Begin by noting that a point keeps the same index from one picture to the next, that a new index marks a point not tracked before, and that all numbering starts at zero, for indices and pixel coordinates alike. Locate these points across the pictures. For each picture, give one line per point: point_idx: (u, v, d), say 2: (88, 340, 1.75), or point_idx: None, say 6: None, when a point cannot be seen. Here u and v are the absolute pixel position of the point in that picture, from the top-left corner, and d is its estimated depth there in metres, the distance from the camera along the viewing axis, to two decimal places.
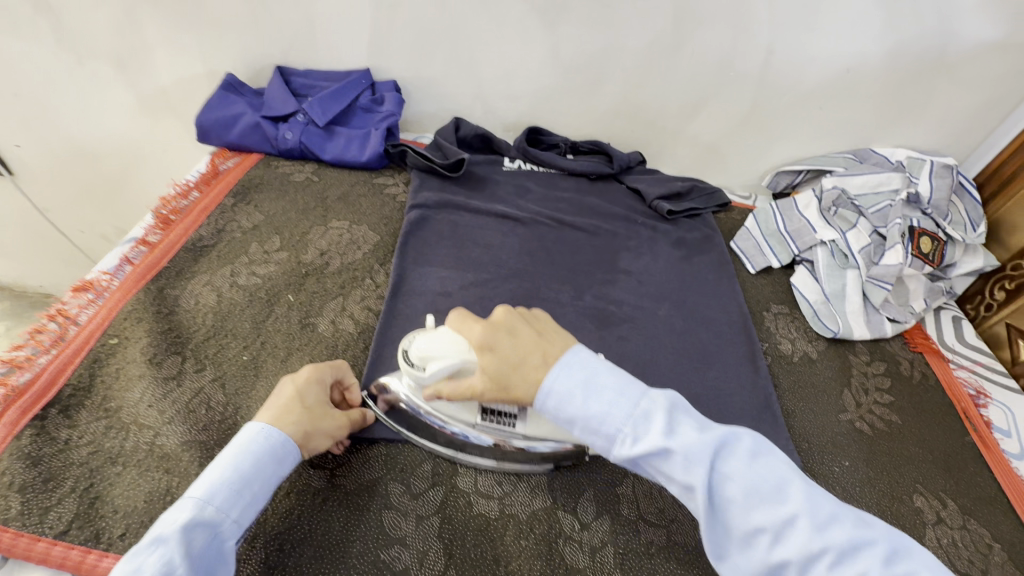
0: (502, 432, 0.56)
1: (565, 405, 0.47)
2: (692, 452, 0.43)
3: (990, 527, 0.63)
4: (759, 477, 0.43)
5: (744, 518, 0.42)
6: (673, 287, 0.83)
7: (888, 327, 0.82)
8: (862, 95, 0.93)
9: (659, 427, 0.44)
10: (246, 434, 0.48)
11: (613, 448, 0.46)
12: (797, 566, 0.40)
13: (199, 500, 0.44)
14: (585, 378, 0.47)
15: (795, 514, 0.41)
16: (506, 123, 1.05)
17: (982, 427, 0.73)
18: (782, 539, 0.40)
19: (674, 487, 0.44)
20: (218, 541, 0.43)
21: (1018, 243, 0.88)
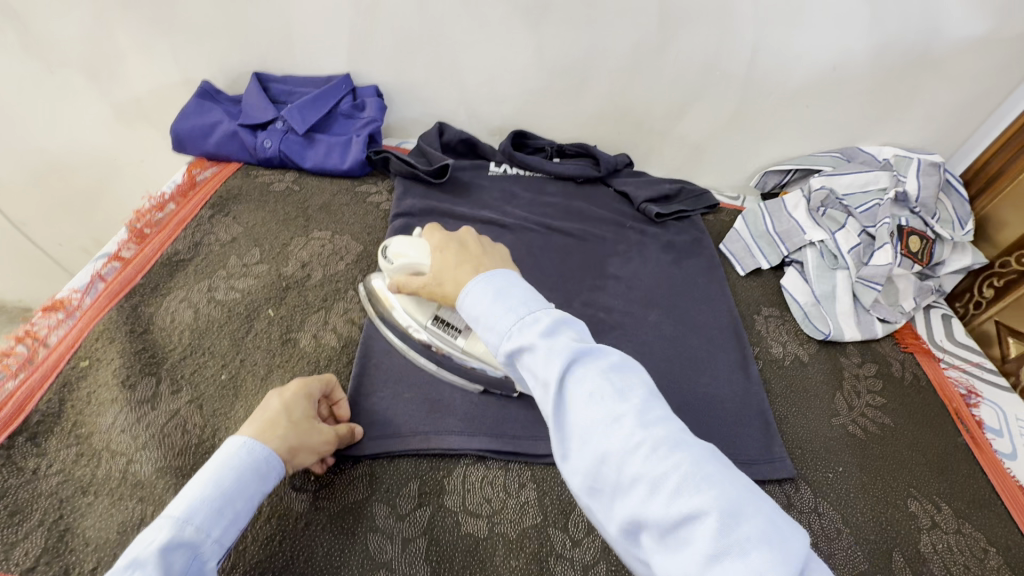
0: (445, 338, 0.61)
1: (476, 304, 0.47)
2: (554, 349, 0.41)
3: (985, 530, 0.62)
4: (612, 384, 0.39)
5: (585, 415, 0.39)
6: (662, 291, 0.82)
7: (879, 328, 0.81)
8: (848, 94, 0.92)
9: (537, 328, 0.43)
10: (225, 449, 0.46)
11: (494, 338, 0.45)
12: (617, 461, 0.36)
13: (176, 518, 0.41)
14: (501, 284, 0.47)
15: (628, 416, 0.37)
16: (491, 127, 1.03)
17: (974, 427, 0.73)
18: (610, 437, 0.37)
19: (532, 378, 0.42)
20: (198, 561, 0.40)
21: (1005, 240, 0.88)
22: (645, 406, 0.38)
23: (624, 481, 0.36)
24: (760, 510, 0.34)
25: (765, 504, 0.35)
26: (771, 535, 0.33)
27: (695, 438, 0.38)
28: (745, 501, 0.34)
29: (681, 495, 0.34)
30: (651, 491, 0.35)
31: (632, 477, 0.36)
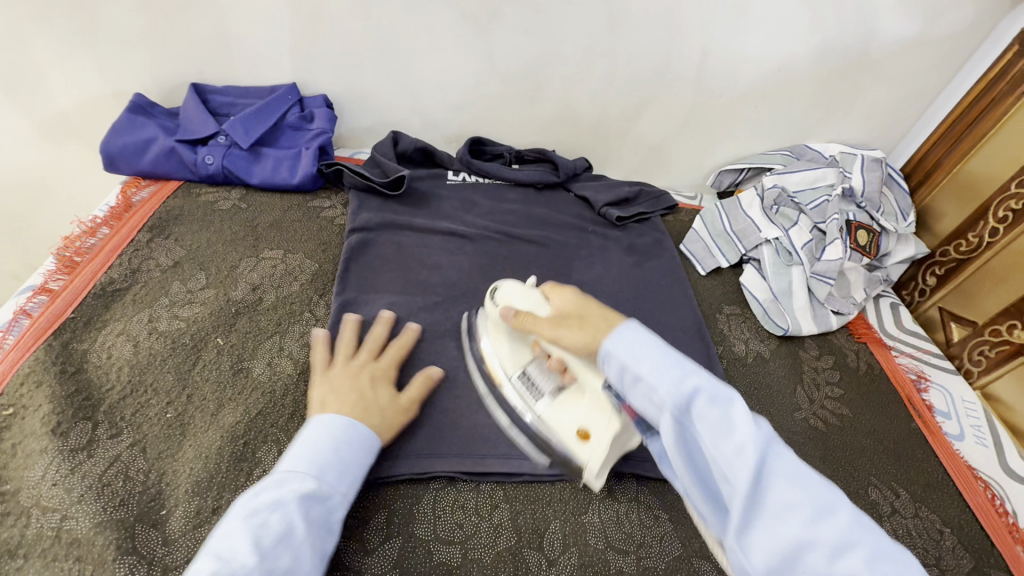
0: (527, 397, 0.59)
1: (646, 365, 0.45)
2: (753, 425, 0.40)
3: (940, 512, 0.65)
4: (809, 474, 0.39)
5: (784, 500, 0.37)
6: (626, 296, 0.83)
7: (833, 320, 0.84)
8: (794, 94, 0.95)
9: (726, 399, 0.42)
10: (337, 423, 0.51)
11: (669, 385, 0.43)
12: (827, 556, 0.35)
13: (310, 472, 0.47)
14: (672, 350, 0.46)
15: (836, 507, 0.37)
16: (447, 135, 1.01)
17: (926, 413, 0.76)
18: (816, 530, 0.36)
19: (712, 443, 0.40)
20: (328, 514, 0.46)
21: (944, 231, 0.93)
22: (851, 516, 0.37)
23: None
24: None
25: None
26: None
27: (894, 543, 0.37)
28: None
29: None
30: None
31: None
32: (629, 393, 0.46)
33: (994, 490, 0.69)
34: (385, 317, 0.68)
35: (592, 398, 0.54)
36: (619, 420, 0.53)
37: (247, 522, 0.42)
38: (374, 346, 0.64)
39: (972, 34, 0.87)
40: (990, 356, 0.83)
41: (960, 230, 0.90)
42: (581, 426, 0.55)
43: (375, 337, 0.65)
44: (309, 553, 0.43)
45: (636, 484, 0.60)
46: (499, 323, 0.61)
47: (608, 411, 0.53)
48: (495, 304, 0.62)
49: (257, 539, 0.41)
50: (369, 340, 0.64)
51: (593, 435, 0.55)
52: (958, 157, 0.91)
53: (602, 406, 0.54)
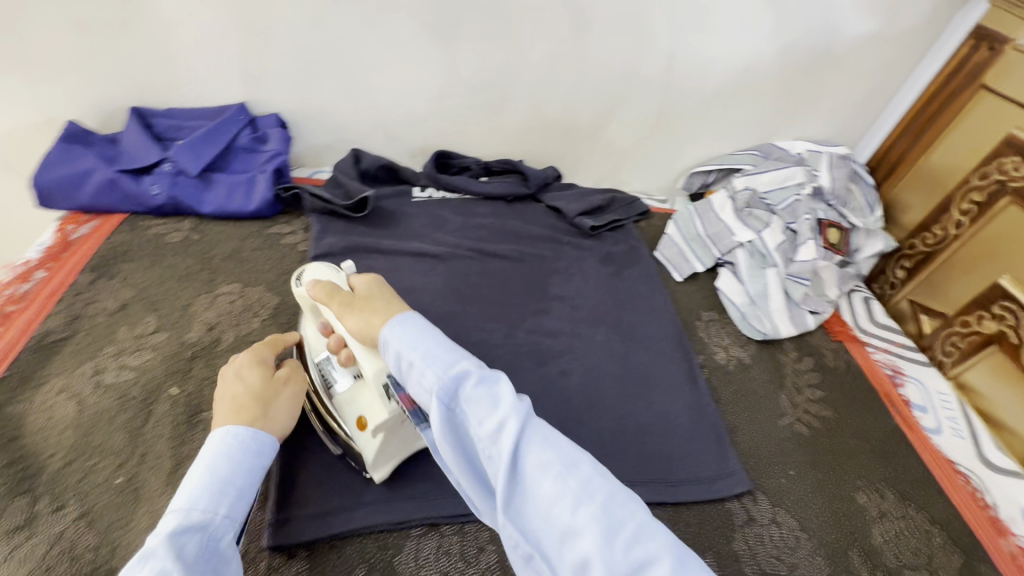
0: (323, 386, 0.57)
1: (406, 354, 0.46)
2: (497, 404, 0.42)
3: (930, 510, 0.65)
4: (549, 446, 0.41)
5: (537, 461, 0.40)
6: (606, 307, 0.81)
7: (810, 320, 0.84)
8: (759, 94, 0.95)
9: (471, 385, 0.43)
10: (206, 447, 0.45)
11: (435, 367, 0.44)
12: (570, 505, 0.38)
13: (179, 507, 0.41)
14: (423, 338, 0.47)
15: (568, 463, 0.40)
16: (411, 149, 0.97)
17: (904, 408, 0.77)
18: (565, 484, 0.39)
19: (480, 418, 0.42)
20: (211, 543, 0.40)
21: (909, 224, 0.94)
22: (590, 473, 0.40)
23: (576, 526, 0.37)
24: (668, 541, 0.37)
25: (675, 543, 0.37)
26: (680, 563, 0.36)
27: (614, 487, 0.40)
28: (675, 544, 0.37)
29: (638, 545, 0.37)
30: (609, 538, 0.37)
31: (582, 525, 0.37)
32: (408, 380, 0.46)
33: (973, 482, 0.70)
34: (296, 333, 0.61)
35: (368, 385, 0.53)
36: (388, 408, 0.52)
37: None
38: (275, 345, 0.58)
39: (927, 30, 0.88)
40: (960, 346, 0.84)
41: (926, 222, 0.91)
42: (360, 415, 0.54)
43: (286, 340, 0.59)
44: None
45: None
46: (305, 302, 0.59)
47: (377, 398, 0.52)
48: (303, 284, 0.59)
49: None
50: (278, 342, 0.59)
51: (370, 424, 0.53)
52: (919, 151, 0.93)
53: (376, 394, 0.52)
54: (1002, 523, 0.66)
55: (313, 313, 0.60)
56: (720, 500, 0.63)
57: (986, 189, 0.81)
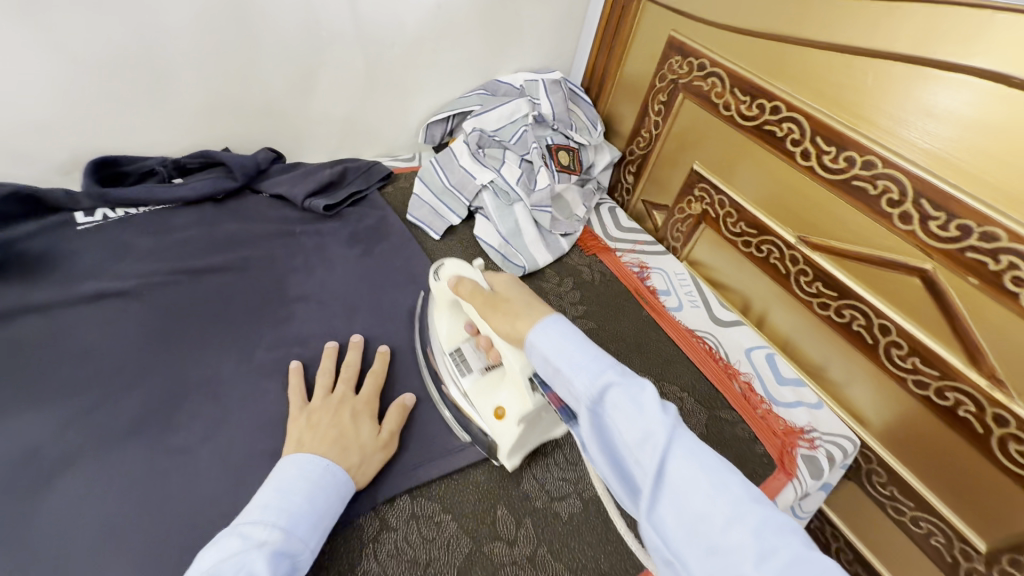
0: (455, 373, 0.64)
1: (551, 354, 0.47)
2: (646, 412, 0.41)
3: (680, 382, 0.74)
4: (699, 468, 0.38)
5: (684, 479, 0.38)
6: (359, 293, 0.75)
7: (564, 243, 0.88)
8: (463, 32, 0.92)
9: (615, 393, 0.43)
10: (312, 465, 0.50)
11: (580, 376, 0.45)
12: (723, 526, 0.36)
13: (281, 528, 0.45)
14: (578, 334, 0.48)
15: (723, 485, 0.37)
16: (59, 166, 0.74)
17: (650, 297, 0.85)
18: (716, 501, 0.37)
19: (625, 427, 0.41)
20: (295, 571, 0.44)
21: (626, 133, 1.03)
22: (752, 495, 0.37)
23: (723, 547, 0.35)
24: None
25: None
26: None
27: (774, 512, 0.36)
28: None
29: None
30: (760, 562, 0.34)
31: (737, 548, 0.35)
32: (555, 384, 0.48)
33: (708, 343, 0.82)
34: (331, 349, 0.65)
35: (512, 378, 0.57)
36: (534, 400, 0.55)
37: None
38: (346, 378, 0.62)
39: None
40: (683, 230, 0.95)
41: (636, 128, 1.00)
42: (500, 405, 0.59)
43: (352, 366, 0.63)
44: None
45: (411, 501, 0.56)
46: (444, 293, 0.66)
47: (524, 391, 0.55)
48: (443, 280, 0.66)
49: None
50: (344, 370, 0.62)
51: (506, 414, 0.58)
52: (616, 65, 1.01)
53: (518, 387, 0.56)
54: (732, 368, 0.78)
55: (450, 306, 0.67)
56: None
57: (667, 90, 0.91)
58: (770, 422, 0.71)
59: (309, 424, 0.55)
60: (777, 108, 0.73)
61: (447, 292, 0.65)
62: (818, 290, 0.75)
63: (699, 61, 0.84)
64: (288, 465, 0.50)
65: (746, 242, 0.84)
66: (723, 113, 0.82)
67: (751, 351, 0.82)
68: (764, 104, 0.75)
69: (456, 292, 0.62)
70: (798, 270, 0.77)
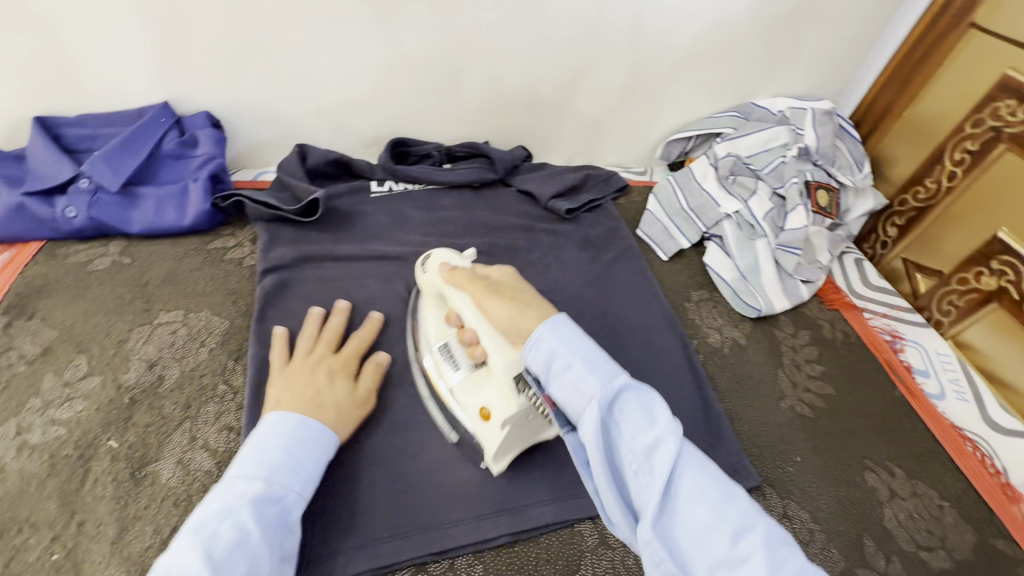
0: (441, 369, 0.60)
1: (562, 353, 0.45)
2: (660, 422, 0.41)
3: (937, 485, 0.63)
4: (706, 480, 0.39)
5: (695, 491, 0.39)
6: (589, 298, 0.76)
7: (804, 290, 0.80)
8: (733, 52, 0.88)
9: (630, 402, 0.42)
10: (285, 418, 0.51)
11: (596, 378, 0.43)
12: (729, 531, 0.37)
13: (263, 476, 0.46)
14: (586, 339, 0.46)
15: (728, 493, 0.39)
16: (363, 140, 0.88)
17: (906, 375, 0.73)
18: (723, 513, 0.38)
19: (636, 432, 0.40)
20: (284, 513, 0.46)
21: (899, 179, 0.89)
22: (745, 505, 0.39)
23: (735, 554, 0.36)
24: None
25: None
26: None
27: (759, 517, 0.39)
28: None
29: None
30: (770, 566, 0.36)
31: (745, 552, 0.36)
32: (555, 383, 0.44)
33: (981, 449, 0.68)
34: (315, 313, 0.65)
35: (496, 377, 0.54)
36: (519, 402, 0.52)
37: (194, 537, 0.41)
38: (330, 338, 0.62)
39: None
40: (959, 305, 0.79)
41: (917, 176, 0.86)
42: (484, 405, 0.55)
43: (335, 329, 0.64)
44: (266, 551, 0.42)
45: None
46: (430, 287, 0.62)
47: (507, 392, 0.53)
48: (432, 270, 0.62)
49: (208, 551, 0.40)
50: (326, 332, 0.63)
51: (494, 417, 0.54)
52: (906, 100, 0.88)
53: (503, 387, 0.53)
54: (1013, 491, 0.63)
55: (436, 299, 0.63)
56: None
57: (981, 137, 0.76)
58: None
59: (285, 384, 0.56)
60: None
61: (434, 285, 0.62)
62: None
63: None
64: (257, 429, 0.50)
65: None
66: None
67: None
68: None
69: (449, 282, 0.59)
70: None
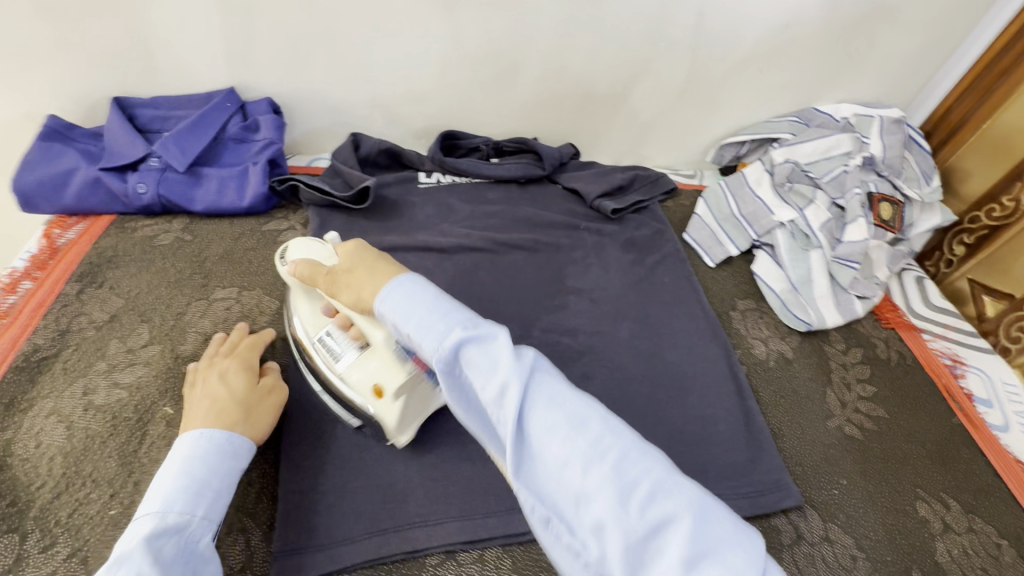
0: (327, 359, 0.56)
1: (403, 316, 0.41)
2: (502, 362, 0.36)
3: (996, 522, 0.59)
4: (561, 415, 0.35)
5: (547, 427, 0.35)
6: (631, 300, 0.75)
7: (859, 306, 0.76)
8: (798, 54, 0.84)
9: (475, 348, 0.37)
10: (185, 442, 0.47)
11: (435, 335, 0.38)
12: (581, 468, 0.33)
13: (155, 509, 0.42)
14: (426, 293, 0.41)
15: (585, 424, 0.34)
16: (414, 131, 0.89)
17: (966, 404, 0.69)
18: (576, 448, 0.34)
19: (482, 382, 0.36)
20: (193, 544, 0.42)
21: (970, 196, 0.84)
22: (606, 425, 0.35)
23: (588, 490, 0.33)
24: (694, 502, 0.33)
25: (700, 501, 0.33)
26: (709, 532, 0.31)
27: (623, 438, 0.35)
28: (702, 495, 0.33)
29: (654, 499, 0.32)
30: (622, 498, 0.32)
31: (596, 488, 0.33)
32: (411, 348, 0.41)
33: None
34: (216, 334, 0.60)
35: (380, 349, 0.53)
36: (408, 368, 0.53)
37: None
38: (228, 347, 0.58)
39: None
40: None
41: (991, 193, 0.81)
42: (377, 380, 0.54)
43: (231, 341, 0.59)
44: None
45: None
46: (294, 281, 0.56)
47: (394, 360, 0.53)
48: (290, 262, 0.57)
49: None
50: (223, 347, 0.59)
51: (387, 391, 0.53)
52: (984, 116, 0.82)
53: (389, 357, 0.53)
54: None
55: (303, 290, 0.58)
56: (765, 517, 0.58)
57: None
58: None
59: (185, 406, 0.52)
60: None
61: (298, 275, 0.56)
62: None
63: None
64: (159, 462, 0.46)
65: None
66: None
67: None
68: None
69: (306, 273, 0.53)
70: None
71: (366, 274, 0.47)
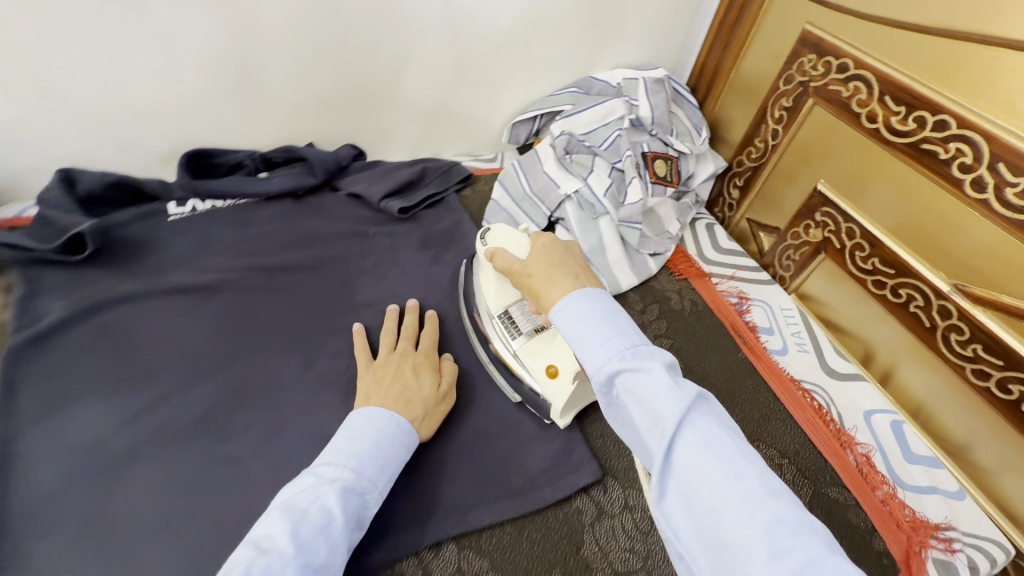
0: (501, 336, 0.62)
1: (572, 332, 0.45)
2: (665, 390, 0.38)
3: (777, 441, 0.64)
4: (712, 463, 0.36)
5: (694, 469, 0.36)
6: (430, 303, 0.70)
7: (652, 263, 0.79)
8: (560, 25, 0.84)
9: (633, 375, 0.40)
10: (379, 415, 0.51)
11: (602, 352, 0.43)
12: (729, 517, 0.34)
13: (353, 466, 0.46)
14: (603, 309, 0.45)
15: (742, 476, 0.35)
16: (160, 155, 0.76)
17: (749, 336, 0.74)
18: (727, 496, 0.34)
19: (637, 411, 0.40)
20: (362, 508, 0.46)
21: (736, 140, 0.90)
22: (766, 486, 0.35)
23: (731, 541, 0.33)
24: None
25: None
26: None
27: (788, 506, 0.34)
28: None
29: (803, 572, 0.31)
30: (770, 560, 0.32)
31: (743, 542, 0.33)
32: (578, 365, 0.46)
33: (818, 399, 0.70)
34: (356, 330, 0.63)
35: None
36: None
37: (285, 513, 0.42)
38: (408, 335, 0.62)
39: None
40: (796, 258, 0.81)
41: (749, 137, 0.87)
42: (552, 363, 0.59)
43: (411, 325, 0.64)
44: (342, 545, 0.42)
45: (458, 550, 0.51)
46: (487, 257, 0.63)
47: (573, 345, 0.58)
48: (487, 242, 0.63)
49: (297, 528, 0.40)
50: (404, 330, 0.63)
51: (562, 374, 0.57)
52: (732, 60, 0.88)
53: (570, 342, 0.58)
54: (847, 435, 0.66)
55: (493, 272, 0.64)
56: (566, 501, 0.54)
57: (793, 94, 0.78)
58: (893, 510, 0.59)
59: (376, 381, 0.56)
60: (944, 123, 0.59)
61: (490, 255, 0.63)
62: (974, 353, 0.59)
63: (841, 60, 0.70)
64: (352, 420, 0.50)
65: (878, 283, 0.69)
66: (867, 125, 0.67)
67: (871, 415, 0.69)
68: (926, 117, 0.60)
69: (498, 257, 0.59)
70: (949, 324, 0.61)
71: (546, 276, 0.50)
